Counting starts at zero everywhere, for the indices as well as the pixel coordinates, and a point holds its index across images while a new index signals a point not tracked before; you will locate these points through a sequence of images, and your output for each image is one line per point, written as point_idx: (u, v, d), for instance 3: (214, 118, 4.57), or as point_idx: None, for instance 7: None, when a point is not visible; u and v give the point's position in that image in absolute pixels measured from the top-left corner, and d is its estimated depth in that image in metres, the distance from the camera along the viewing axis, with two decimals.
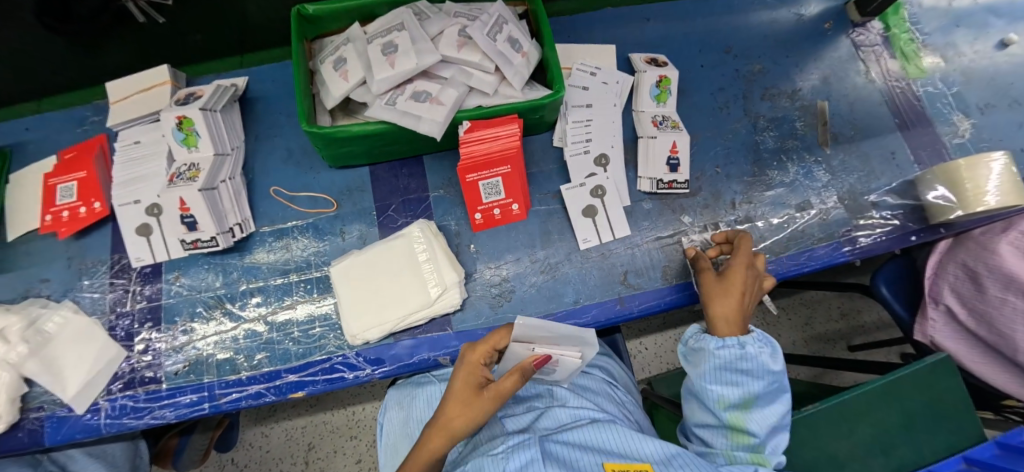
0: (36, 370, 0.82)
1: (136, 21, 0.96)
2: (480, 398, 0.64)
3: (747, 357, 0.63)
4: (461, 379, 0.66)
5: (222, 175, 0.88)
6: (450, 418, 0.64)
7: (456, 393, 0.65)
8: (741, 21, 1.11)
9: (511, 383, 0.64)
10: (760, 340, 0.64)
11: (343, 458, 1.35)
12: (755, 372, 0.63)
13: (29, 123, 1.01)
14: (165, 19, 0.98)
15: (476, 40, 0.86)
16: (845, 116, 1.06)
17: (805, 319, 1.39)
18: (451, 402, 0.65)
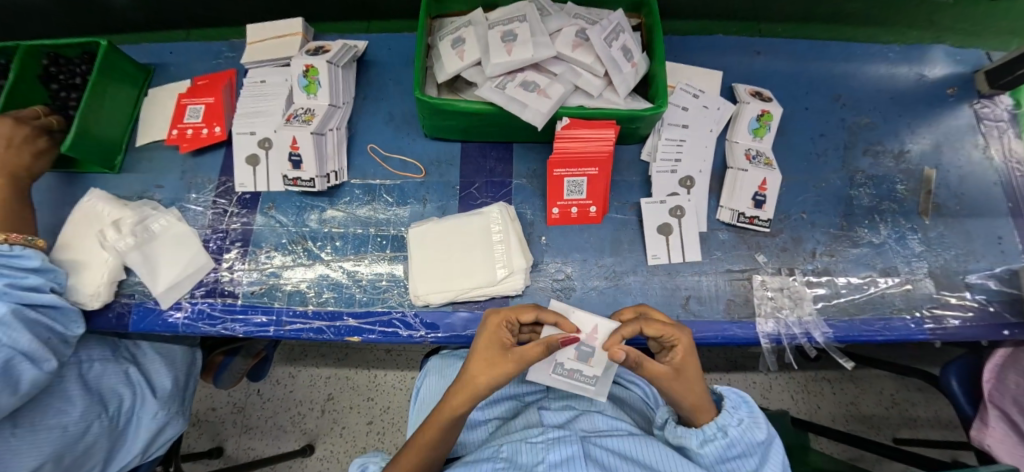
0: (136, 262, 0.90)
1: None
2: (504, 357, 0.71)
3: (733, 443, 0.64)
4: (485, 344, 0.73)
5: (331, 124, 0.96)
6: (472, 377, 0.71)
7: (481, 356, 0.72)
8: (857, 71, 1.07)
9: (535, 347, 0.71)
10: (742, 420, 0.66)
11: (358, 415, 1.41)
12: (747, 453, 0.65)
13: (173, 48, 1.13)
14: None
15: (593, 44, 0.88)
16: (953, 188, 1.01)
17: (854, 396, 1.32)
18: (475, 363, 0.72)
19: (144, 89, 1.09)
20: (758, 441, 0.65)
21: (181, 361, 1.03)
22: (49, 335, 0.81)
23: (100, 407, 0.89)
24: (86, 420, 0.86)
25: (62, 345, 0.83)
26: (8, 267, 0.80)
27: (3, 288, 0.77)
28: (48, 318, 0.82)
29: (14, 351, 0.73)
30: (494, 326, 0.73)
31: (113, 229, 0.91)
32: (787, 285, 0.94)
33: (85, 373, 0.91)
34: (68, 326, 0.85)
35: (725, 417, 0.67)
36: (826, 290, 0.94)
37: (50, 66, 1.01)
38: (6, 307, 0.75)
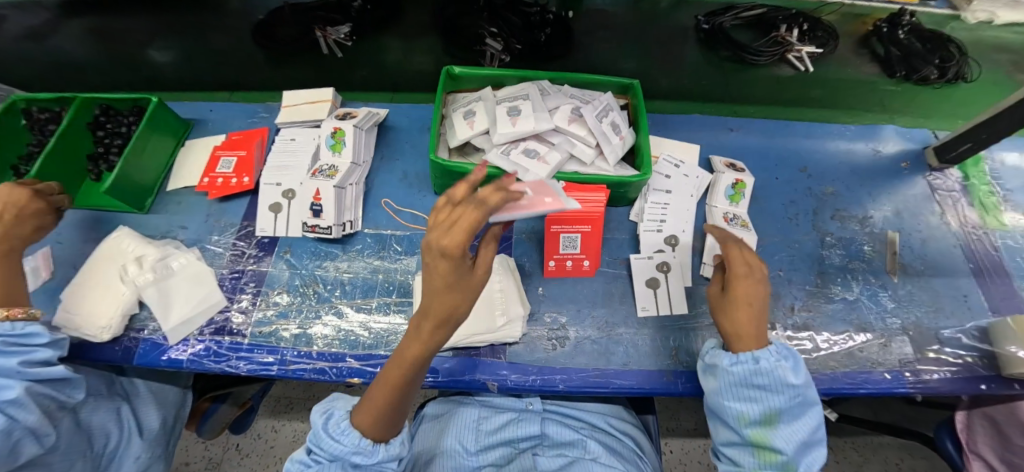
0: (152, 296, 0.96)
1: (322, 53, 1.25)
2: (468, 276, 0.62)
3: (759, 371, 0.70)
4: (437, 264, 0.59)
5: (351, 180, 1.06)
6: (434, 301, 0.62)
7: (438, 281, 0.60)
8: (820, 145, 1.21)
9: (490, 248, 0.64)
10: (778, 354, 0.71)
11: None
12: (772, 387, 0.70)
13: (213, 107, 1.27)
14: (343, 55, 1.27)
15: (586, 120, 1.01)
16: (916, 250, 1.10)
17: (852, 464, 1.30)
18: (432, 299, 0.62)
19: (182, 139, 1.21)
20: (787, 381, 0.70)
21: (172, 401, 1.05)
22: (52, 405, 0.82)
23: (86, 445, 0.90)
24: (71, 457, 0.87)
25: (62, 411, 0.84)
26: (17, 346, 0.80)
27: (16, 367, 0.78)
28: (53, 389, 0.82)
29: (22, 430, 0.75)
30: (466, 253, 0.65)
31: (135, 265, 0.98)
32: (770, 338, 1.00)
33: (80, 410, 0.91)
34: (70, 392, 0.84)
35: (762, 352, 0.72)
36: (808, 343, 1.00)
37: (102, 116, 1.14)
38: (19, 386, 0.76)
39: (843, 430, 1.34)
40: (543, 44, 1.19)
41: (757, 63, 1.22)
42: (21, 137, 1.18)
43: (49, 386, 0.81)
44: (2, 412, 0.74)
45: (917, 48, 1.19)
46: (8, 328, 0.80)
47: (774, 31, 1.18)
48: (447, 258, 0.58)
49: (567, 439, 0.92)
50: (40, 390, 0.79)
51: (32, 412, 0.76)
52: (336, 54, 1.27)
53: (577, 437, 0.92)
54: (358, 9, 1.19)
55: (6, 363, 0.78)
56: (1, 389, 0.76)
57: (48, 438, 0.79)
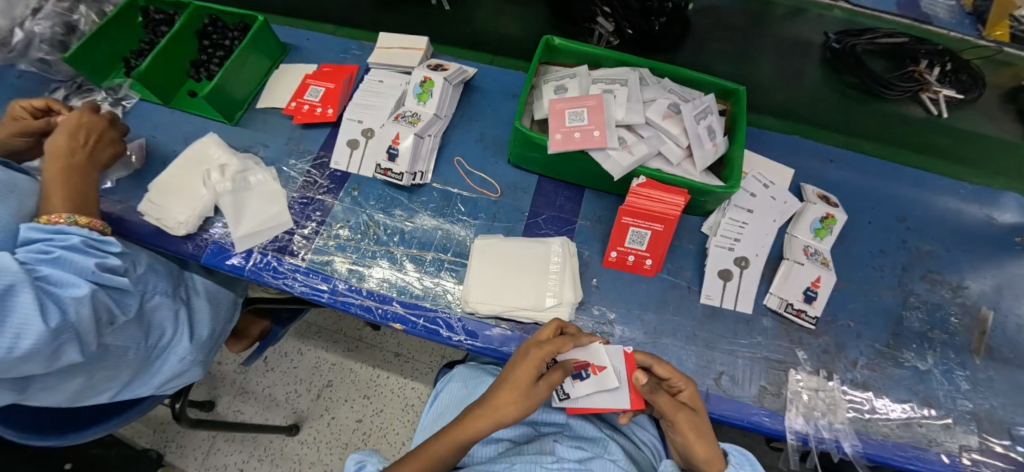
0: (227, 204, 1.00)
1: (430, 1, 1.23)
2: (537, 388, 0.77)
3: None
4: (518, 373, 0.77)
5: (431, 131, 1.06)
6: (501, 404, 0.76)
7: (511, 390, 0.77)
8: (925, 199, 1.11)
9: (560, 374, 0.79)
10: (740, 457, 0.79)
11: (349, 410, 1.45)
12: None
13: (310, 36, 1.30)
14: (450, 8, 1.24)
15: (683, 118, 0.96)
16: (1008, 334, 1.00)
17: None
18: (507, 390, 0.77)
19: (277, 63, 1.25)
20: None
21: (222, 316, 1.09)
22: (103, 316, 0.82)
23: (143, 335, 0.92)
24: (128, 345, 0.90)
25: (108, 326, 0.84)
26: (95, 249, 0.83)
27: (92, 267, 0.79)
28: (111, 298, 0.83)
29: (73, 329, 0.73)
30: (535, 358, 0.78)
31: (218, 172, 1.03)
32: (824, 387, 0.94)
33: (144, 302, 0.93)
34: (125, 307, 0.85)
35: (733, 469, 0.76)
36: (864, 403, 0.93)
37: (209, 26, 1.19)
38: (88, 286, 0.76)
39: None
40: (655, 34, 1.13)
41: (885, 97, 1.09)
42: (136, 32, 1.24)
43: (108, 296, 0.83)
44: (61, 306, 0.73)
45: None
46: (88, 232, 0.83)
47: (910, 66, 1.04)
48: (524, 364, 0.77)
49: (588, 434, 0.90)
50: (100, 295, 0.80)
51: (87, 311, 0.75)
52: (444, 7, 1.23)
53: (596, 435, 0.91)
54: None
55: (86, 261, 0.79)
56: (68, 283, 0.75)
57: (87, 348, 0.78)
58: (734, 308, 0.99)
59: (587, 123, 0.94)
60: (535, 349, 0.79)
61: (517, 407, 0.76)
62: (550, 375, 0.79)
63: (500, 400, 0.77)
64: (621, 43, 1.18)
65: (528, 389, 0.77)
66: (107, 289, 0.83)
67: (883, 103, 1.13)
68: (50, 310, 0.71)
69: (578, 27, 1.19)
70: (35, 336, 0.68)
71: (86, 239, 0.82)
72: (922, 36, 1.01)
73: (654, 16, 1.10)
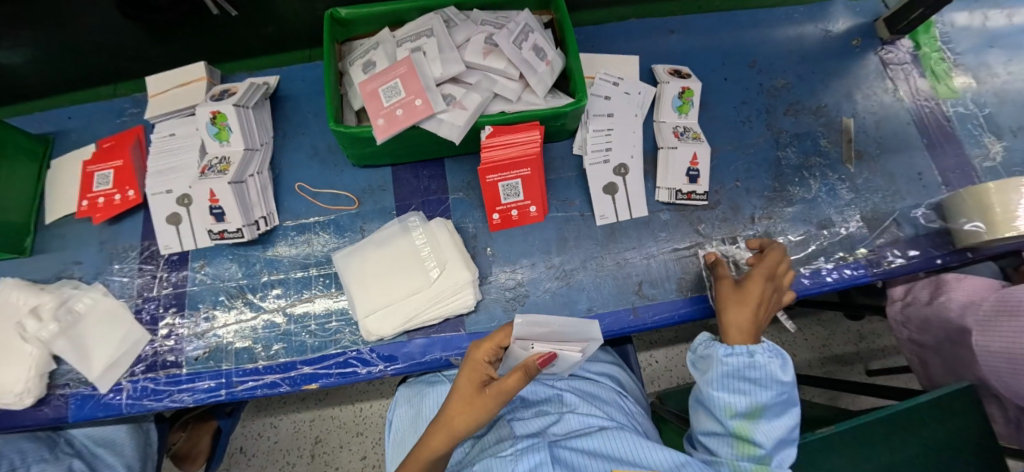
0: (64, 349, 0.84)
1: (210, 13, 0.97)
2: (483, 396, 0.66)
3: (754, 364, 0.65)
4: (465, 380, 0.69)
5: (251, 169, 0.91)
6: (452, 415, 0.67)
7: (460, 398, 0.68)
8: (765, 35, 1.11)
9: (515, 380, 0.65)
10: (770, 350, 0.66)
11: (351, 455, 1.30)
12: (761, 381, 0.65)
13: (70, 111, 1.06)
14: (237, 12, 0.99)
15: (502, 48, 0.87)
16: (870, 133, 1.05)
17: (823, 340, 1.38)
18: (453, 401, 0.68)
19: (45, 162, 1.01)
20: (778, 378, 0.64)
21: (128, 448, 0.93)
22: None
23: None
24: None
25: None
26: None
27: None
28: None
29: None
30: (475, 359, 0.69)
31: (32, 319, 0.85)
32: (732, 253, 0.96)
33: None
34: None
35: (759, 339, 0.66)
36: None
37: None
38: None
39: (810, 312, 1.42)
40: None
41: None
42: None
43: None
44: None
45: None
46: None
47: None
48: (470, 363, 0.69)
49: (544, 396, 0.88)
50: None
51: None
52: (229, 12, 0.99)
53: (553, 392, 0.88)
54: None
55: None
56: None
57: None
58: (630, 216, 0.97)
59: (405, 95, 0.84)
60: (475, 348, 0.69)
61: (464, 419, 0.66)
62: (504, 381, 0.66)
63: (451, 411, 0.67)
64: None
65: (472, 391, 0.67)
66: None
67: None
68: None
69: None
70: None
71: None
72: None
73: None
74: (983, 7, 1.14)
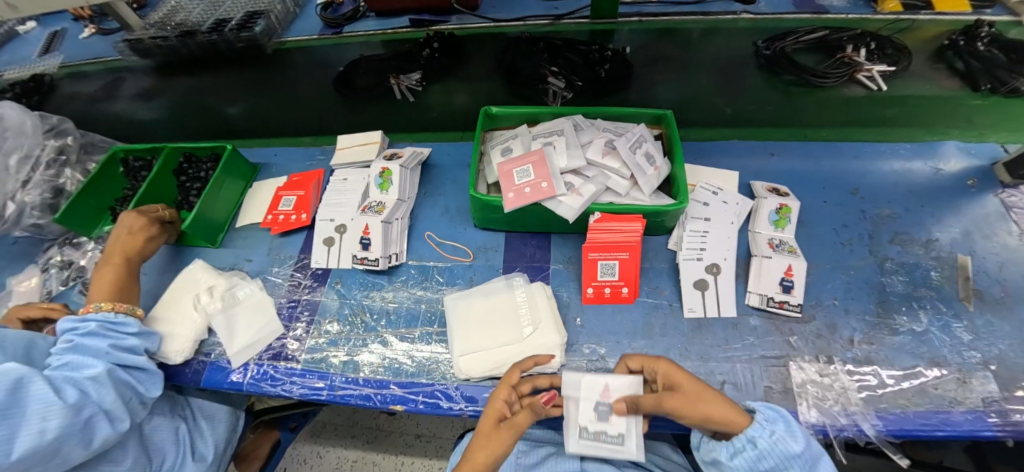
0: (219, 323, 1.04)
1: (395, 97, 1.35)
2: (500, 431, 0.78)
3: (764, 455, 0.72)
4: (483, 421, 0.80)
5: (397, 214, 1.12)
6: (474, 452, 0.77)
7: (479, 436, 0.78)
8: (869, 167, 1.17)
9: (525, 415, 0.79)
10: (771, 422, 0.74)
11: None
12: (780, 466, 0.72)
13: (277, 151, 1.41)
14: (414, 99, 1.36)
15: (620, 151, 1.03)
16: (992, 275, 1.01)
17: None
18: (475, 441, 0.78)
19: (249, 182, 1.32)
20: (792, 453, 0.71)
21: (223, 428, 1.06)
22: (129, 395, 0.86)
23: (145, 461, 0.92)
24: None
25: (140, 406, 0.87)
26: (112, 331, 0.89)
27: (107, 348, 0.85)
28: (132, 379, 0.87)
29: (99, 411, 0.79)
30: (494, 398, 0.81)
31: (206, 294, 1.07)
32: (827, 371, 0.93)
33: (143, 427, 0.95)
34: (148, 388, 0.89)
35: (755, 430, 0.73)
36: (872, 379, 0.92)
37: (185, 163, 1.24)
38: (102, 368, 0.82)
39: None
40: (603, 79, 1.25)
41: (824, 86, 1.19)
42: (120, 182, 1.30)
43: (129, 375, 0.87)
44: (81, 388, 0.79)
45: (1001, 59, 1.14)
46: (107, 317, 0.90)
47: (840, 53, 1.17)
48: (490, 404, 0.81)
49: None
50: (120, 375, 0.85)
51: (109, 393, 0.81)
52: (408, 99, 1.35)
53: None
54: (426, 57, 1.27)
55: (99, 344, 0.85)
56: (84, 368, 0.82)
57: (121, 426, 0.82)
58: (719, 315, 1.00)
59: (533, 177, 1.00)
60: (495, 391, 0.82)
61: (486, 452, 0.76)
62: (516, 417, 0.79)
63: (473, 448, 0.77)
64: (574, 95, 1.29)
65: (490, 428, 0.78)
66: (131, 370, 0.88)
67: (825, 91, 1.22)
68: (68, 392, 0.78)
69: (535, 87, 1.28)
70: (57, 417, 0.74)
71: (102, 324, 0.88)
72: (839, 27, 1.18)
73: (598, 65, 1.23)
74: None
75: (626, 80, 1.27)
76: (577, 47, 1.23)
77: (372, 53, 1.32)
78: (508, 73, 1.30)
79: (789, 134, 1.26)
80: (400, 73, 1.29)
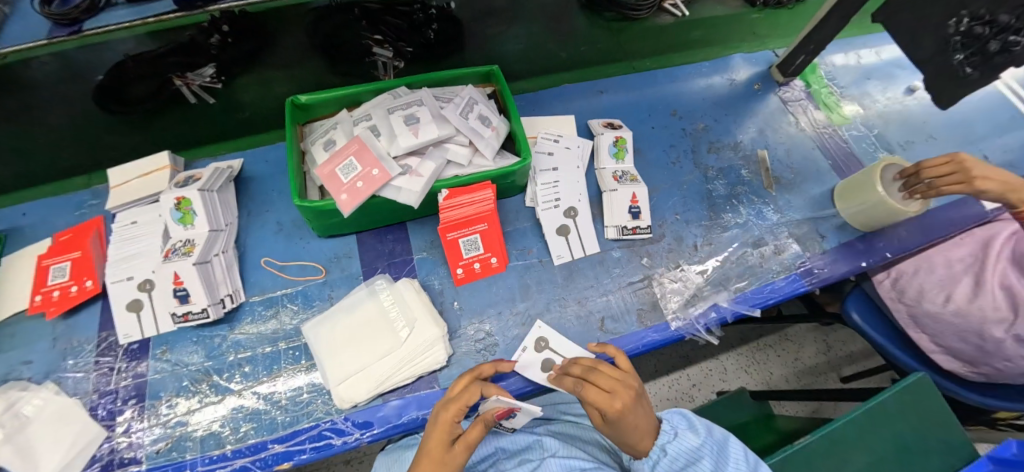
0: (7, 457, 0.79)
1: (188, 101, 1.07)
2: (451, 455, 0.69)
3: (673, 457, 0.73)
4: (433, 438, 0.70)
5: (216, 248, 0.93)
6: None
7: (428, 460, 0.68)
8: (682, 87, 1.30)
9: (479, 429, 0.71)
10: (677, 424, 0.76)
11: None
12: (687, 457, 0.73)
13: (28, 208, 1.09)
14: (214, 100, 1.10)
15: (450, 119, 0.96)
16: (782, 161, 1.21)
17: (793, 354, 1.60)
18: (419, 464, 0.69)
19: None
20: (694, 446, 0.73)
21: None
22: None
23: None
24: None
25: None
26: None
27: None
28: None
29: None
30: (445, 423, 0.70)
31: None
32: (683, 279, 1.03)
33: None
34: None
35: (663, 438, 0.75)
36: (717, 275, 1.04)
37: None
38: None
39: (779, 328, 1.63)
40: (434, 41, 1.13)
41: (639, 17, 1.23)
42: None
43: None
44: None
45: None
46: None
47: None
48: (440, 423, 0.71)
49: (523, 443, 0.88)
50: None
51: None
52: (207, 100, 1.09)
53: (533, 438, 0.88)
54: (218, 44, 0.98)
55: None
56: None
57: None
58: (585, 254, 1.04)
59: (361, 168, 0.90)
60: (444, 411, 0.71)
61: None
62: (468, 435, 0.71)
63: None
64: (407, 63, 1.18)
65: (443, 454, 0.69)
66: None
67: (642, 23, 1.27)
68: None
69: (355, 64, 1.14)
70: None
71: None
72: None
73: (425, 26, 1.10)
74: (855, 50, 1.40)
75: (459, 38, 1.16)
76: (396, 8, 1.05)
77: (144, 51, 0.94)
78: (323, 50, 1.08)
79: (620, 69, 1.35)
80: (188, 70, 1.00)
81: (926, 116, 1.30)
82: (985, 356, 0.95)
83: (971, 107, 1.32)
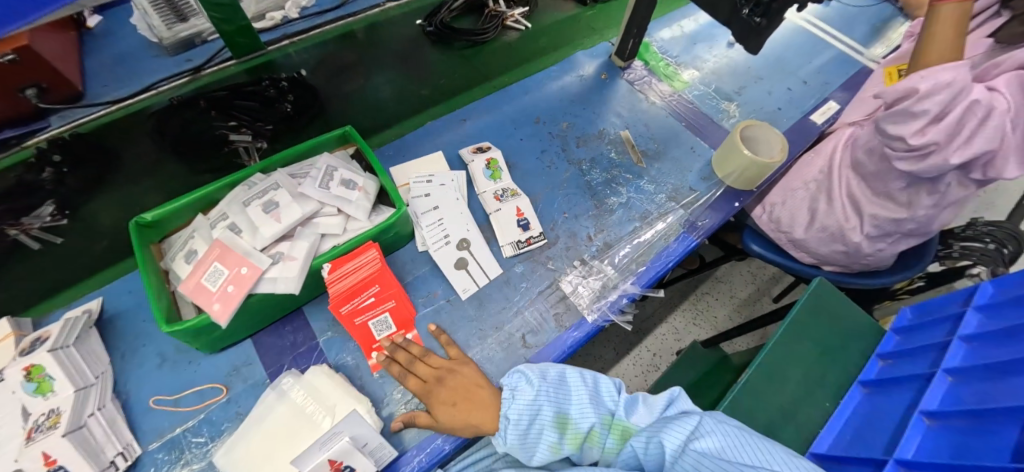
0: None
1: (31, 248, 0.97)
2: None
3: (522, 417, 0.77)
4: None
5: (89, 408, 0.83)
6: None
7: None
8: (538, 93, 1.35)
9: None
10: (513, 387, 0.80)
11: None
12: (534, 411, 0.78)
13: None
14: (62, 238, 0.99)
15: (311, 194, 0.93)
16: (644, 135, 1.29)
17: (729, 292, 1.71)
18: None
19: None
20: (536, 396, 0.78)
21: None
22: None
23: None
24: None
25: None
26: None
27: None
28: None
29: None
30: None
31: None
32: (587, 272, 1.07)
33: None
34: None
35: (506, 403, 0.79)
36: (617, 257, 1.09)
37: None
38: None
39: (708, 275, 1.74)
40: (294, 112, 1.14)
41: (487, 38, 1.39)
42: None
43: None
44: None
45: None
46: None
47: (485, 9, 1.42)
48: None
49: None
50: None
51: None
52: (55, 240, 0.99)
53: None
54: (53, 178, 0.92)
55: None
56: None
57: None
58: (489, 279, 1.04)
59: (229, 272, 0.85)
60: None
61: None
62: None
63: None
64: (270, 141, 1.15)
65: None
66: None
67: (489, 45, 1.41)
68: None
69: (206, 161, 1.09)
70: None
71: None
72: None
73: (279, 101, 1.11)
74: (677, 23, 1.54)
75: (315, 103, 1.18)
76: (243, 91, 1.06)
77: None
78: (174, 152, 1.04)
79: (482, 92, 1.36)
80: (23, 214, 0.93)
81: (750, 61, 1.46)
82: (853, 257, 1.11)
83: (781, 45, 1.49)
